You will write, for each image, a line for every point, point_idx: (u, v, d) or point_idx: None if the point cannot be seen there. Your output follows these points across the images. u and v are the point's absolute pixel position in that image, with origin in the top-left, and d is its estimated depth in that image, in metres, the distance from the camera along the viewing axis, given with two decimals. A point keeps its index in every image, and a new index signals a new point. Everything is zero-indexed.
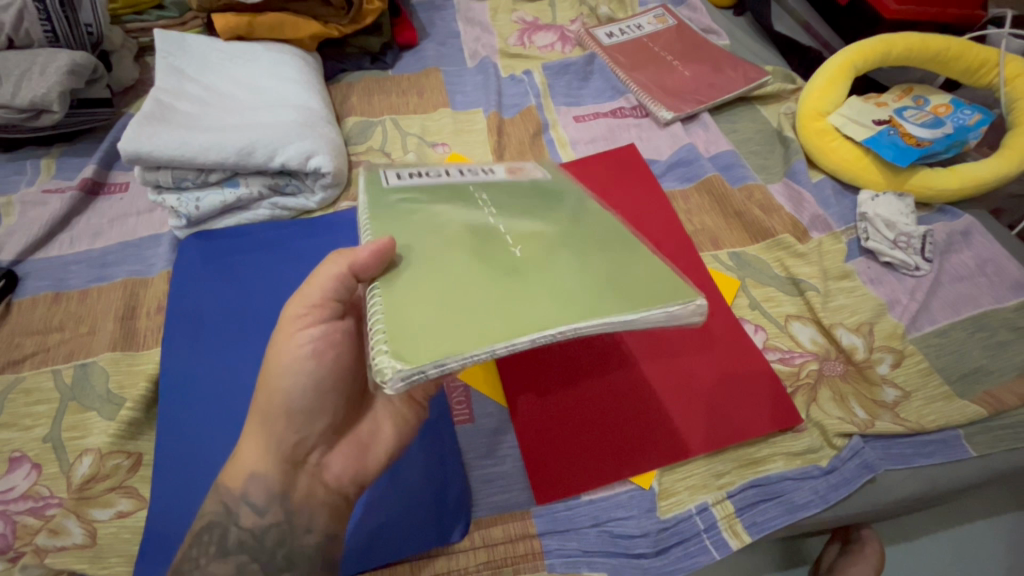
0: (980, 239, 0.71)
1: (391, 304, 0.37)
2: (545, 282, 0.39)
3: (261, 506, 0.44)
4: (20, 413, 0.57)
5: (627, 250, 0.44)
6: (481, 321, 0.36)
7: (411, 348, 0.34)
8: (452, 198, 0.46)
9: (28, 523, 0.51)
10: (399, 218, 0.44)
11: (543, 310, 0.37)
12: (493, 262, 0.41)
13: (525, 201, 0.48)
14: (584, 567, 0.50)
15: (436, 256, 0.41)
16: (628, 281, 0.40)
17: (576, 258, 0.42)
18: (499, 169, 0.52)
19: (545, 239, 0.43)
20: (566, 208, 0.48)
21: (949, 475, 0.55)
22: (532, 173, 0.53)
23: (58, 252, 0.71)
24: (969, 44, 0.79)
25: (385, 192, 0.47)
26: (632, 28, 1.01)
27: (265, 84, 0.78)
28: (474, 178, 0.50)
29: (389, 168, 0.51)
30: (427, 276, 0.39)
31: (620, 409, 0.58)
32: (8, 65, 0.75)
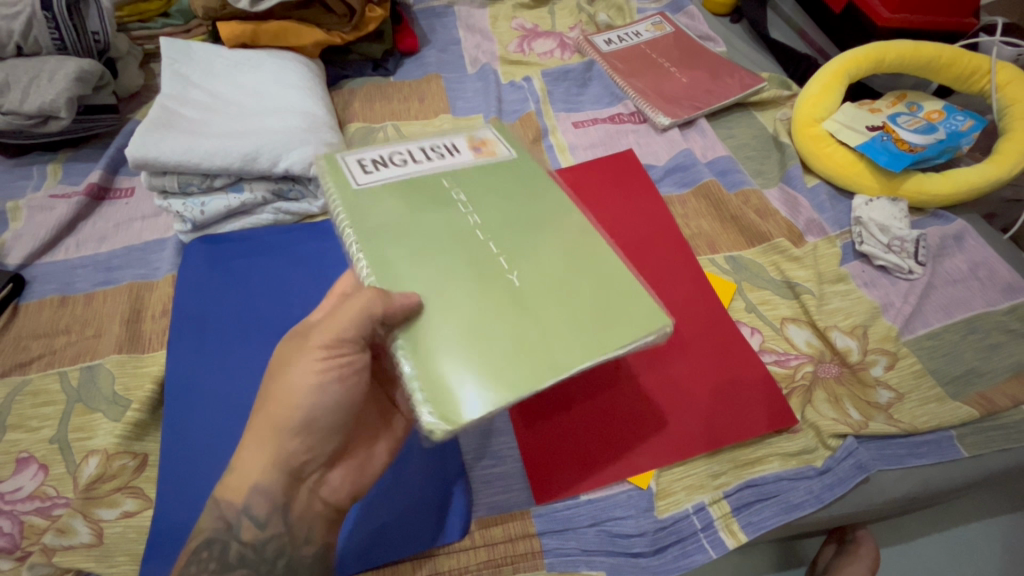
0: (973, 244, 0.73)
1: (421, 358, 0.40)
2: (549, 316, 0.42)
3: (262, 518, 0.44)
4: (27, 414, 0.58)
5: (610, 265, 0.46)
6: (502, 367, 0.40)
7: (448, 406, 0.38)
8: (441, 216, 0.47)
9: (35, 523, 0.52)
10: (396, 244, 0.45)
11: (554, 350, 0.41)
12: (498, 296, 0.43)
13: (509, 211, 0.49)
14: (583, 566, 0.51)
15: (443, 294, 0.43)
16: (621, 304, 0.44)
17: (569, 283, 0.45)
18: (462, 147, 0.54)
19: (538, 263, 0.45)
20: (548, 216, 0.49)
21: (941, 475, 0.56)
22: (496, 152, 0.54)
23: (64, 256, 0.72)
24: (961, 52, 0.80)
25: (370, 206, 0.48)
26: (630, 35, 1.02)
27: (268, 91, 0.80)
28: (440, 164, 0.52)
29: (349, 155, 0.52)
30: (443, 318, 0.42)
31: (626, 419, 0.57)
32: (16, 72, 0.76)
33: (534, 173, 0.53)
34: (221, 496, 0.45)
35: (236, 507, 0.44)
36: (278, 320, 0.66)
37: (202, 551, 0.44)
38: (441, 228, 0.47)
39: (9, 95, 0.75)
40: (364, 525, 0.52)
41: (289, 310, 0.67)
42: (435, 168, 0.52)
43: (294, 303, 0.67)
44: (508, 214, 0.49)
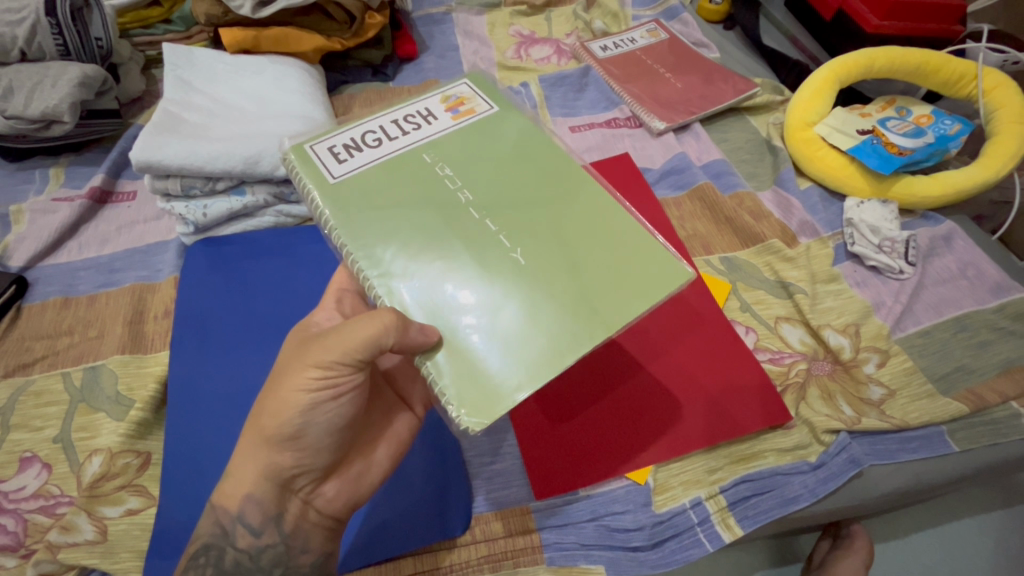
0: (961, 244, 0.74)
1: (442, 357, 0.42)
2: (560, 289, 0.43)
3: (256, 527, 0.45)
4: (30, 414, 0.59)
5: (614, 219, 0.47)
6: (529, 349, 0.42)
7: (479, 399, 0.40)
8: (435, 202, 0.48)
9: (39, 521, 0.52)
10: (396, 238, 0.46)
11: (580, 320, 0.42)
12: (506, 283, 0.44)
13: (499, 188, 0.49)
14: (582, 560, 0.52)
15: (449, 288, 0.44)
16: (627, 269, 0.44)
17: (577, 247, 0.46)
18: (439, 111, 0.54)
19: (539, 235, 0.46)
20: (541, 180, 0.49)
21: (932, 469, 0.57)
22: (475, 109, 0.55)
23: (67, 258, 0.73)
24: (948, 58, 0.82)
25: (361, 199, 0.48)
26: (625, 42, 1.04)
27: (267, 94, 0.81)
28: (418, 137, 0.52)
29: (319, 143, 0.52)
30: (456, 314, 0.43)
31: (625, 413, 0.59)
32: (20, 77, 0.77)
33: (513, 131, 0.53)
34: (226, 493, 0.46)
35: (230, 516, 0.45)
36: (281, 321, 0.67)
37: (199, 557, 0.45)
38: (437, 215, 0.47)
39: (12, 100, 0.76)
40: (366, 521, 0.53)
41: (292, 311, 0.68)
42: (415, 142, 0.52)
43: (298, 305, 0.68)
44: (499, 186, 0.49)
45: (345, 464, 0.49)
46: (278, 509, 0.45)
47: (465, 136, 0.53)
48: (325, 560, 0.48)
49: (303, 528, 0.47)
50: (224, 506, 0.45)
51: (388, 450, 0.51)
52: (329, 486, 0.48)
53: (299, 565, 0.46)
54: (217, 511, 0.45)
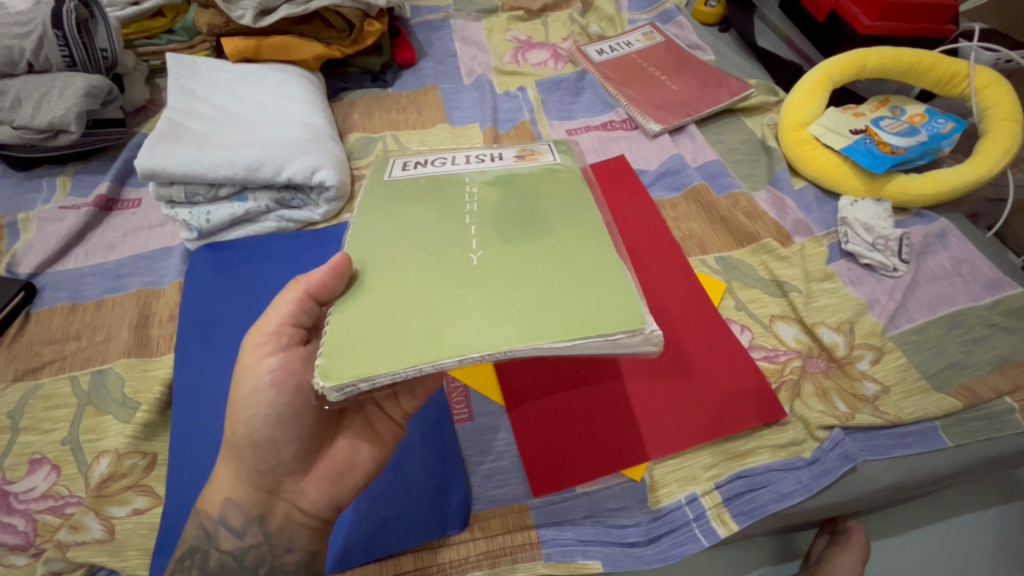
0: (955, 241, 0.75)
1: (343, 318, 0.42)
2: (493, 294, 0.42)
3: (239, 528, 0.48)
4: (39, 417, 0.60)
5: (599, 271, 0.43)
6: (423, 332, 0.40)
7: (345, 366, 0.38)
8: (439, 207, 0.50)
9: (48, 521, 0.54)
10: (388, 230, 0.48)
11: (493, 328, 0.39)
12: (447, 273, 0.44)
13: (501, 201, 0.50)
14: (580, 556, 0.52)
15: (394, 269, 0.45)
16: (574, 299, 0.41)
17: (537, 269, 0.44)
18: (509, 155, 0.57)
19: (507, 247, 0.46)
20: (557, 212, 0.49)
21: (927, 464, 0.58)
22: (541, 159, 0.56)
23: (74, 264, 0.74)
24: (940, 58, 0.83)
25: (387, 196, 0.52)
26: (621, 46, 1.05)
27: (271, 104, 0.82)
28: (475, 165, 0.56)
29: (400, 158, 0.58)
30: (383, 291, 0.43)
31: (608, 414, 0.60)
32: (29, 88, 0.79)
33: (558, 172, 0.54)
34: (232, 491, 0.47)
35: (213, 518, 0.48)
36: None
37: (185, 559, 0.47)
38: (434, 213, 0.50)
39: (21, 111, 0.78)
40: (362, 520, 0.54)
41: None
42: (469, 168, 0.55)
43: None
44: (509, 204, 0.50)
45: (322, 463, 0.50)
46: (261, 510, 0.48)
47: (512, 172, 0.54)
48: (312, 558, 0.49)
49: (288, 528, 0.49)
50: (207, 509, 0.49)
51: (371, 451, 0.51)
52: (309, 484, 0.49)
53: (285, 564, 0.48)
54: (201, 514, 0.49)
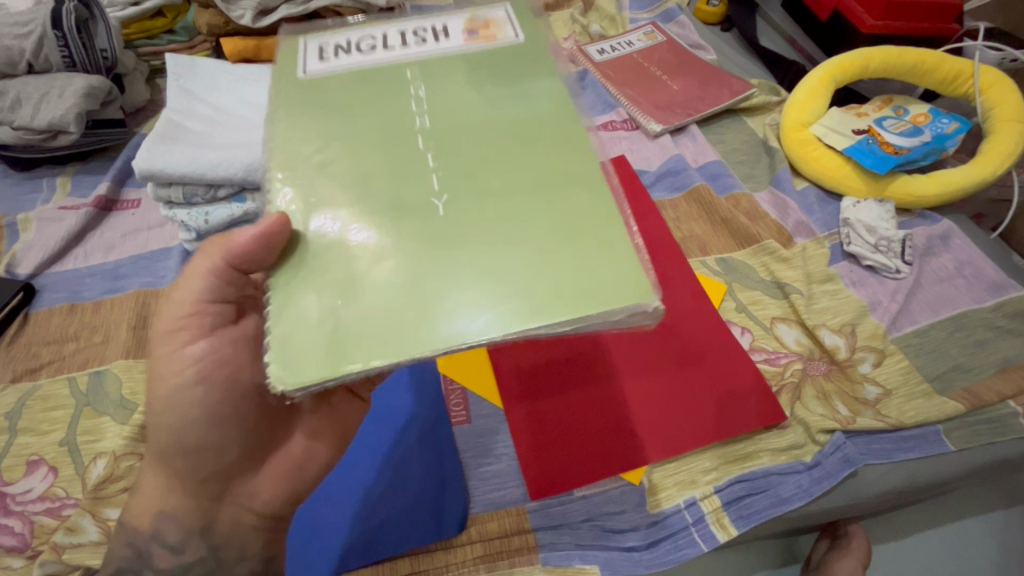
0: (959, 243, 0.74)
1: (294, 295, 0.38)
2: (457, 263, 0.38)
3: (175, 545, 0.48)
4: (37, 418, 0.60)
5: (593, 230, 0.39)
6: (383, 312, 0.37)
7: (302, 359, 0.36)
8: (384, 128, 0.45)
9: (46, 523, 0.54)
10: (331, 163, 0.43)
11: (458, 304, 0.37)
12: (403, 231, 0.40)
13: (454, 122, 0.45)
14: (577, 560, 0.52)
15: (341, 220, 0.40)
16: (542, 265, 0.38)
17: (501, 225, 0.40)
18: (454, 30, 0.50)
19: (467, 189, 0.41)
20: (519, 141, 0.44)
21: (929, 468, 0.57)
22: (496, 35, 0.49)
23: (73, 265, 0.74)
24: (944, 57, 0.82)
25: (320, 109, 0.46)
26: (622, 45, 1.05)
27: (270, 103, 0.82)
28: (416, 51, 0.49)
29: (317, 39, 0.50)
30: (334, 255, 0.39)
31: (605, 416, 0.59)
32: (29, 88, 0.79)
33: (517, 73, 0.47)
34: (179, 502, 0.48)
35: (145, 536, 0.48)
36: None
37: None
38: (378, 135, 0.44)
39: (20, 112, 0.78)
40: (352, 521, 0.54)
41: None
42: (409, 58, 0.49)
43: None
44: (471, 132, 0.44)
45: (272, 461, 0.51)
46: (203, 522, 0.48)
47: (462, 70, 0.48)
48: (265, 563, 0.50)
49: None
50: (201, 517, 0.48)
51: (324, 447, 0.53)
52: (261, 484, 0.50)
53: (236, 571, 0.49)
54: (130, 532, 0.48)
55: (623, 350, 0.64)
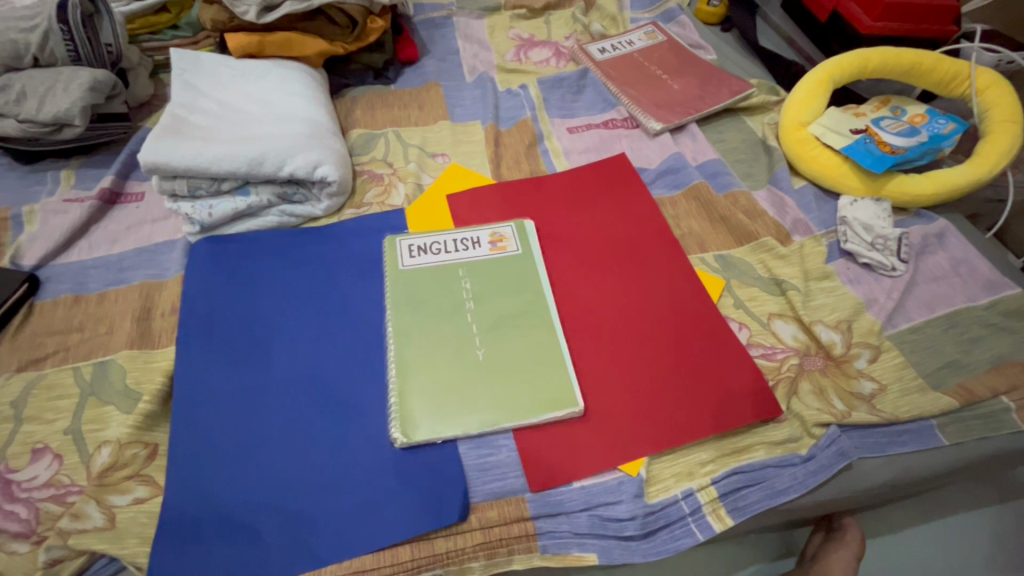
0: (953, 241, 0.75)
1: (405, 402, 0.60)
2: (496, 377, 0.61)
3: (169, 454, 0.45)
4: (42, 407, 0.60)
5: (554, 380, 0.61)
6: (456, 416, 0.59)
7: (412, 429, 0.58)
8: (449, 297, 0.68)
9: (50, 509, 0.54)
10: (419, 316, 0.66)
11: (499, 404, 0.60)
12: (464, 369, 0.62)
13: (489, 305, 0.67)
14: (575, 549, 0.53)
15: (426, 359, 0.63)
16: (545, 384, 0.61)
17: (522, 362, 0.62)
18: (484, 241, 0.74)
19: (501, 343, 0.64)
20: (533, 297, 0.68)
21: (920, 461, 0.59)
22: (507, 248, 0.73)
23: (78, 257, 0.75)
24: (941, 58, 0.83)
25: (410, 280, 0.70)
26: (623, 45, 1.06)
27: (273, 99, 0.83)
28: (465, 256, 0.73)
29: (404, 239, 0.74)
30: (425, 378, 0.61)
31: (605, 409, 0.60)
32: (34, 82, 0.80)
33: (528, 274, 0.71)
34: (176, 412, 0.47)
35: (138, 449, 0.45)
36: (276, 317, 0.68)
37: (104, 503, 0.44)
38: (448, 303, 0.68)
39: (26, 105, 0.79)
40: (352, 512, 0.54)
41: (290, 308, 0.69)
42: (460, 258, 0.72)
43: (298, 310, 0.69)
44: (501, 323, 0.66)
45: None
46: None
47: (493, 262, 0.72)
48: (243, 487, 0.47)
49: None
50: None
51: None
52: None
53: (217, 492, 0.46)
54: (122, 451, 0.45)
55: (623, 345, 0.65)
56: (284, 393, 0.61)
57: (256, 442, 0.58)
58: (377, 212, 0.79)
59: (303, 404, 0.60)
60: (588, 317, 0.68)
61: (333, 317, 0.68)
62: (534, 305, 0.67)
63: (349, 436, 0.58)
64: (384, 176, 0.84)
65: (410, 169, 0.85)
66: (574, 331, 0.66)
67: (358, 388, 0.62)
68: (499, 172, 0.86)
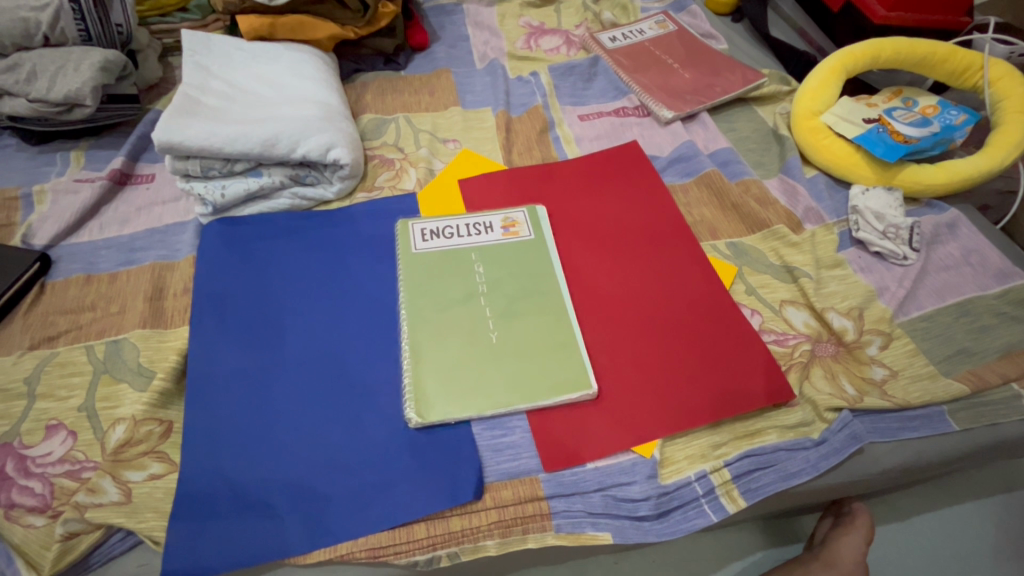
0: (964, 231, 0.75)
1: (419, 382, 0.60)
2: (509, 359, 0.61)
3: None
4: (56, 384, 0.61)
5: (566, 363, 0.61)
6: (470, 397, 0.59)
7: (426, 409, 0.58)
8: (461, 281, 0.68)
9: (65, 485, 0.54)
10: (431, 299, 0.66)
11: (512, 387, 0.60)
12: (477, 352, 0.62)
13: (503, 290, 0.67)
14: (589, 528, 0.53)
15: (439, 341, 0.63)
16: (557, 367, 0.61)
17: (535, 345, 0.63)
18: (496, 226, 0.74)
19: (513, 327, 0.64)
20: (545, 282, 0.68)
21: (931, 446, 0.59)
22: (520, 233, 0.73)
23: (89, 237, 0.75)
24: (954, 49, 0.83)
25: (423, 263, 0.70)
26: (634, 33, 1.05)
27: (285, 83, 0.83)
28: (478, 240, 0.72)
29: (416, 223, 0.74)
30: (439, 359, 0.62)
31: (619, 391, 0.60)
32: (44, 61, 0.79)
33: (541, 259, 0.71)
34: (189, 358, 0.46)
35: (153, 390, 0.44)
36: (289, 299, 0.68)
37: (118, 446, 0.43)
38: (461, 287, 0.68)
39: (36, 84, 0.78)
40: (366, 489, 0.54)
41: (302, 291, 0.68)
42: (472, 242, 0.72)
43: (312, 291, 0.68)
44: (514, 308, 0.66)
45: None
46: None
47: (506, 247, 0.72)
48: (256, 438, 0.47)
49: None
50: None
51: None
52: None
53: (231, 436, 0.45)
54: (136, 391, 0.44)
55: (635, 329, 0.65)
56: (297, 372, 0.61)
57: (271, 421, 0.58)
58: (388, 196, 0.79)
59: (317, 385, 0.60)
60: (601, 301, 0.68)
61: (345, 300, 0.68)
62: (547, 289, 0.68)
63: (363, 416, 0.59)
64: (395, 161, 0.84)
65: (421, 154, 0.84)
66: (586, 315, 0.67)
67: (372, 369, 0.62)
68: (510, 158, 0.85)
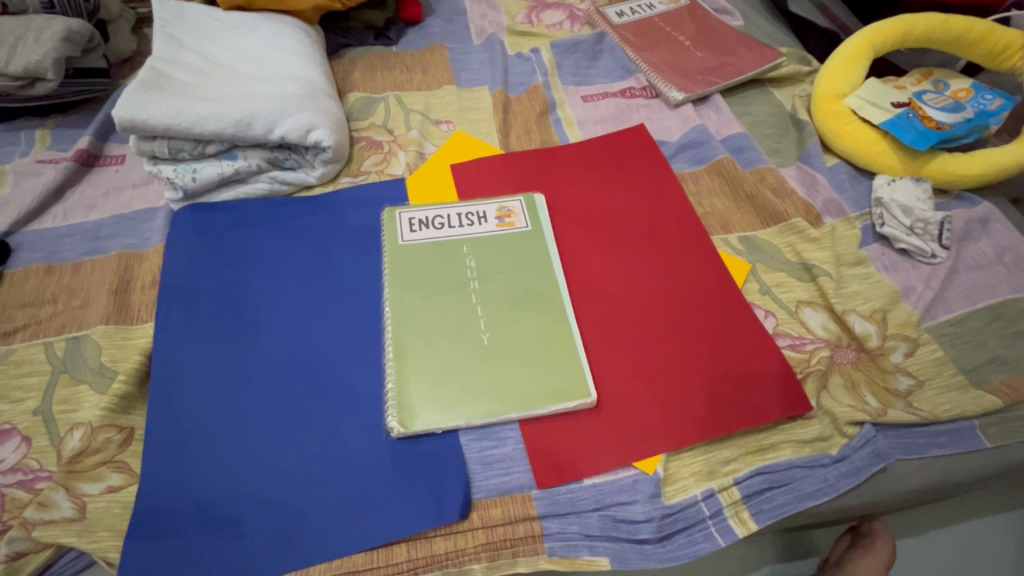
0: (999, 227, 0.70)
1: (403, 386, 0.55)
2: (502, 364, 0.56)
3: None
4: (11, 385, 0.56)
5: (565, 368, 0.56)
6: (459, 405, 0.54)
7: (410, 417, 0.53)
8: (451, 276, 0.63)
9: (16, 496, 0.50)
10: (419, 297, 0.61)
11: (503, 394, 0.55)
12: (466, 355, 0.57)
13: (496, 286, 0.62)
14: (586, 552, 0.49)
15: (427, 342, 0.58)
16: (552, 373, 0.56)
17: (530, 348, 0.57)
18: (491, 216, 0.68)
19: (506, 328, 0.59)
20: (541, 279, 0.63)
21: (960, 465, 0.54)
22: (516, 224, 0.67)
23: (52, 224, 0.69)
24: (993, 27, 0.76)
25: (410, 256, 0.64)
26: (643, 8, 0.98)
27: (264, 58, 0.76)
28: (471, 232, 0.67)
29: (404, 212, 0.68)
30: (425, 362, 0.56)
31: (620, 400, 0.56)
32: (0, 30, 0.71)
33: (539, 253, 0.65)
34: None
35: None
36: (265, 295, 0.62)
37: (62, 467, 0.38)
38: (450, 283, 0.62)
39: None
40: (343, 506, 0.50)
41: (280, 286, 0.63)
42: (465, 234, 0.67)
43: (290, 286, 0.63)
44: (508, 307, 0.61)
45: None
46: None
47: (501, 240, 0.66)
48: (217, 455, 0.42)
49: None
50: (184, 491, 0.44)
51: None
52: None
53: None
54: None
55: (639, 331, 0.60)
56: (271, 375, 0.56)
57: (241, 429, 0.53)
58: (374, 181, 0.74)
59: (293, 390, 0.56)
60: (603, 301, 0.63)
61: (324, 297, 0.63)
62: (545, 286, 0.62)
63: (341, 424, 0.54)
64: (384, 144, 0.78)
65: (412, 136, 0.78)
66: (587, 315, 0.61)
67: (353, 373, 0.57)
68: (507, 142, 0.79)
